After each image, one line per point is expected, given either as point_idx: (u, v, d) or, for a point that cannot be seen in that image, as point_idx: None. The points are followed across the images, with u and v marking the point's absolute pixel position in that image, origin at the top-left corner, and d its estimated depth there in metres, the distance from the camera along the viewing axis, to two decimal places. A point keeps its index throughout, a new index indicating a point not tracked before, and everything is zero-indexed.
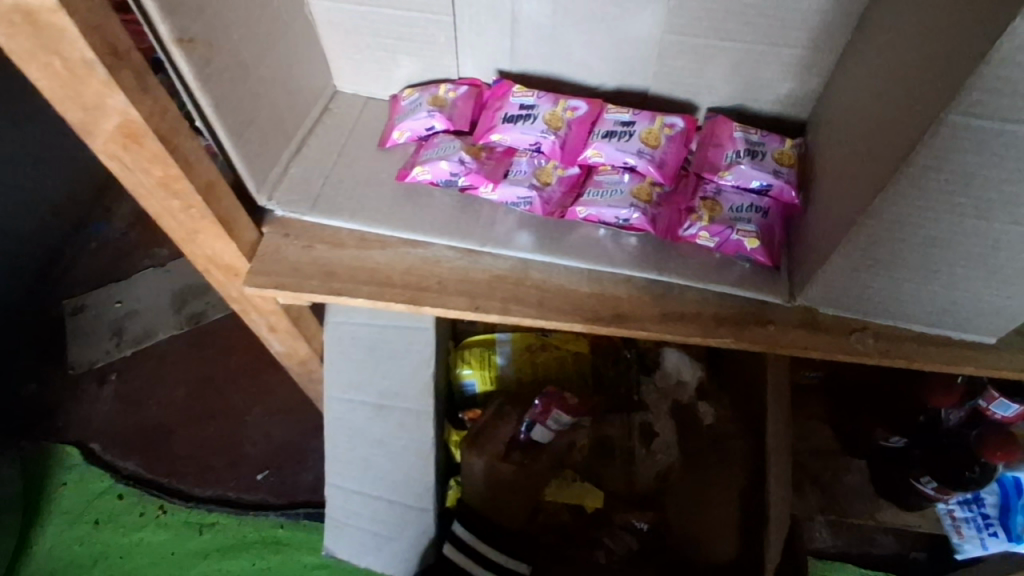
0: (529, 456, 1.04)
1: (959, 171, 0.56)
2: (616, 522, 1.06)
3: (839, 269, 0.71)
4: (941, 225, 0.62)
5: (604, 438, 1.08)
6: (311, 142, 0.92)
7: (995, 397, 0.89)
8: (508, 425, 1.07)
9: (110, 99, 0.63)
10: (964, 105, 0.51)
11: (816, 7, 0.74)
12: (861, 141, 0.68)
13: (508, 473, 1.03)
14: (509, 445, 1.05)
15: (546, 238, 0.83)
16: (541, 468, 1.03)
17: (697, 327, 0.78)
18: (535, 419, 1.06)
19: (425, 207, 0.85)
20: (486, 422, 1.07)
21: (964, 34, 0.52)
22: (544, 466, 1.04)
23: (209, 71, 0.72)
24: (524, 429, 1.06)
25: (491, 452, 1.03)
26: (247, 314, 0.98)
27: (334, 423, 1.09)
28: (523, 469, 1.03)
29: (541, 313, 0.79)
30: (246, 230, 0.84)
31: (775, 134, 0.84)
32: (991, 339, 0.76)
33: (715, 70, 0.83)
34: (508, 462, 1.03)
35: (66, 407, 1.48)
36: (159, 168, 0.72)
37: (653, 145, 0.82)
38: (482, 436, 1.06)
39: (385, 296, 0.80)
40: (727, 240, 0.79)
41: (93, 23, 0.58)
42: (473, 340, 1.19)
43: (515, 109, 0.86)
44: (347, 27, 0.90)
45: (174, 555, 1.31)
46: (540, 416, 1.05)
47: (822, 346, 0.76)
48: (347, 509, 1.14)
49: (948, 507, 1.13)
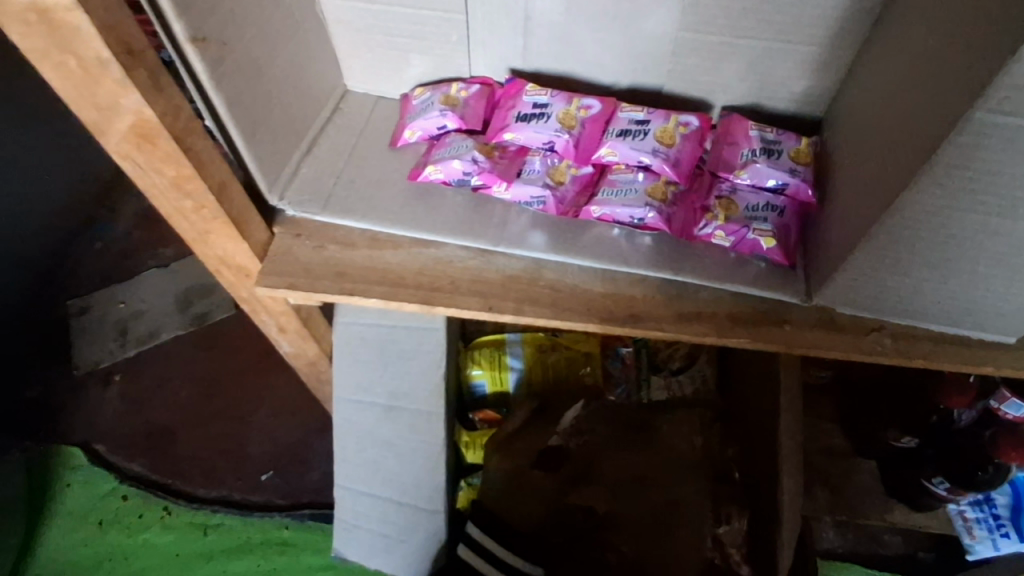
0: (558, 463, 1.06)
1: (983, 169, 0.56)
2: (622, 519, 1.02)
3: (857, 269, 0.71)
4: (963, 224, 0.61)
5: (618, 433, 1.07)
6: (321, 142, 0.91)
7: (1007, 397, 0.87)
8: (535, 429, 1.09)
9: (124, 99, 0.63)
10: (991, 102, 0.50)
11: (832, 5, 0.74)
12: (881, 141, 0.67)
13: (536, 479, 1.05)
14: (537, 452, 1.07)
15: (560, 238, 0.82)
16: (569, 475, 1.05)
17: (712, 327, 0.77)
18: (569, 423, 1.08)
19: (437, 207, 0.85)
20: (514, 430, 1.09)
21: (988, 31, 0.52)
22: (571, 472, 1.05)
23: (222, 70, 0.71)
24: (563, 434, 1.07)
25: (513, 459, 1.06)
26: (256, 314, 0.97)
27: (343, 424, 1.08)
28: (552, 476, 1.05)
29: (555, 314, 0.78)
30: (257, 230, 0.83)
31: (790, 133, 0.83)
32: (1010, 338, 0.75)
33: (729, 68, 0.83)
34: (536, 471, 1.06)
35: (70, 408, 1.47)
36: (172, 168, 0.71)
37: (668, 144, 0.82)
38: (511, 444, 1.08)
39: (398, 296, 0.80)
40: (744, 239, 0.79)
41: (109, 22, 0.57)
42: (483, 341, 1.20)
43: (528, 108, 0.85)
44: (357, 26, 0.89)
45: (179, 556, 1.31)
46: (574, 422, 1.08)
47: (838, 346, 0.76)
48: (355, 511, 1.13)
49: (960, 507, 1.12)
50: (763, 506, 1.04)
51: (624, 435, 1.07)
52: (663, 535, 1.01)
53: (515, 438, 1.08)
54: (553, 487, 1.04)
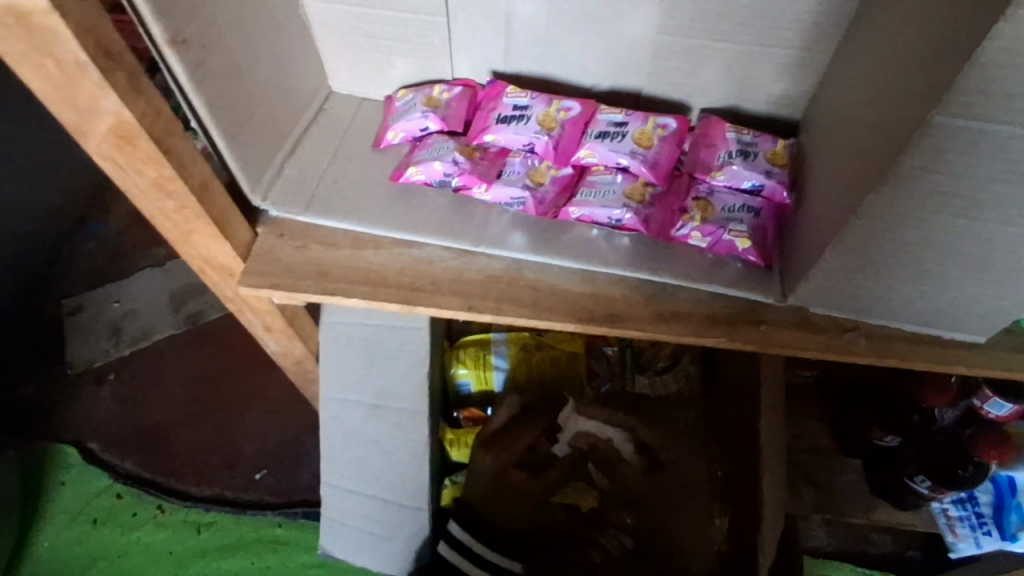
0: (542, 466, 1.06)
1: (948, 172, 0.57)
2: (609, 521, 1.04)
3: (830, 269, 0.71)
4: (931, 225, 0.62)
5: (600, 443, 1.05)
6: (305, 143, 0.92)
7: (990, 397, 0.89)
8: (529, 433, 1.07)
9: (103, 101, 0.64)
10: (950, 106, 0.51)
11: (807, 8, 0.74)
12: (852, 142, 0.68)
13: (519, 480, 1.05)
14: (524, 452, 1.07)
15: (539, 238, 0.83)
16: (552, 479, 1.05)
17: (689, 327, 0.78)
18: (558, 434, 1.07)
19: (419, 207, 0.86)
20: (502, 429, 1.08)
21: (950, 37, 0.52)
22: (555, 477, 1.05)
23: (203, 73, 0.72)
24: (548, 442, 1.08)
25: (501, 457, 1.06)
26: (242, 314, 0.98)
27: (330, 423, 1.09)
28: (537, 479, 1.05)
29: (533, 313, 0.79)
30: (240, 230, 0.84)
31: (767, 135, 0.84)
32: (981, 338, 0.76)
33: (708, 70, 0.83)
34: (520, 470, 1.05)
35: (64, 407, 1.48)
36: (153, 169, 0.72)
37: (646, 145, 0.82)
38: (499, 440, 1.07)
39: (380, 296, 0.81)
40: (720, 240, 0.80)
41: (86, 26, 0.58)
42: (468, 340, 1.21)
43: (508, 109, 0.86)
44: (341, 28, 0.90)
45: (172, 554, 1.32)
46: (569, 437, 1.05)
47: (814, 345, 0.77)
48: (343, 509, 1.14)
49: (943, 506, 1.13)
50: (745, 504, 1.06)
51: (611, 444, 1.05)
52: (649, 537, 1.02)
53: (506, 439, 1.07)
54: (537, 488, 1.05)
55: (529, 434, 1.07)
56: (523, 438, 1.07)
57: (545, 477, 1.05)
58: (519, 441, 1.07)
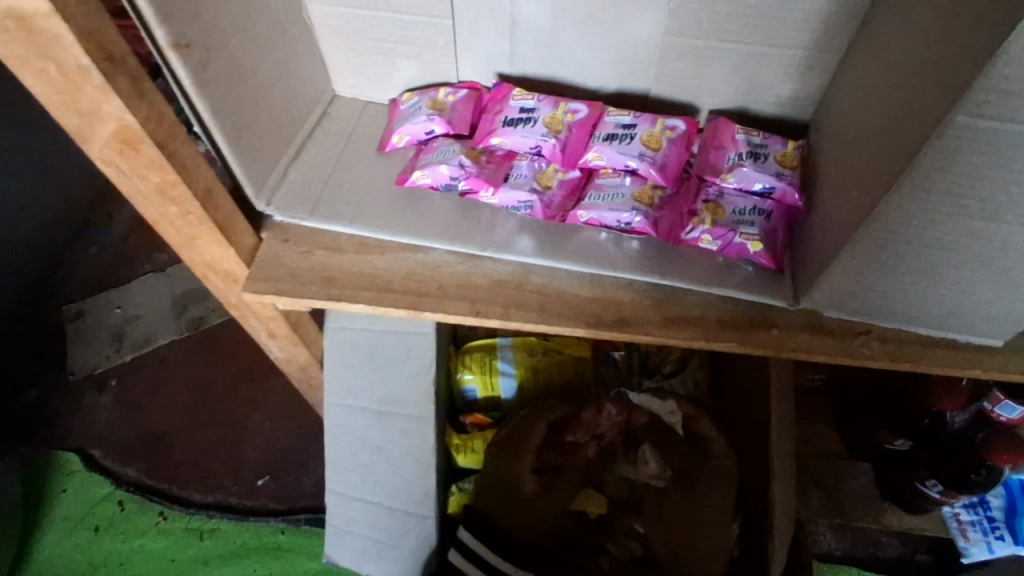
0: (552, 479, 1.03)
1: (964, 172, 0.56)
2: (621, 528, 1.08)
3: (844, 271, 0.70)
4: (945, 228, 0.61)
5: (657, 419, 1.05)
6: (309, 147, 0.91)
7: (1000, 399, 0.87)
8: (538, 430, 1.04)
9: (105, 105, 0.63)
10: (971, 106, 0.50)
11: (817, 8, 0.73)
12: (865, 144, 0.67)
13: (531, 490, 1.02)
14: (540, 466, 1.04)
15: (548, 242, 0.82)
16: (567, 485, 1.04)
17: (701, 331, 0.77)
18: (588, 419, 1.03)
19: (426, 212, 0.85)
20: (518, 428, 1.04)
21: (970, 34, 0.51)
22: (565, 490, 1.03)
23: (206, 76, 0.71)
24: (578, 430, 1.04)
25: (523, 464, 1.02)
26: (246, 320, 0.97)
27: (335, 430, 1.09)
28: (547, 492, 1.02)
29: (542, 318, 0.78)
30: (244, 236, 0.83)
31: (777, 136, 0.84)
32: (998, 342, 0.75)
33: (715, 72, 0.83)
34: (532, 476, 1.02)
35: (66, 414, 1.47)
36: (156, 175, 0.71)
37: (654, 147, 0.82)
38: (519, 446, 1.03)
39: (385, 302, 0.79)
40: (731, 243, 0.79)
41: (88, 29, 0.57)
42: (474, 346, 1.20)
43: (515, 112, 0.85)
44: (344, 31, 0.89)
45: (175, 562, 1.30)
46: (589, 420, 1.03)
47: (827, 349, 0.76)
48: (347, 517, 1.13)
49: (954, 510, 1.12)
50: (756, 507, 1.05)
51: (654, 420, 1.05)
52: (675, 540, 1.00)
53: (525, 441, 1.03)
54: (547, 500, 1.02)
55: (535, 431, 1.04)
56: (533, 433, 1.04)
57: (553, 488, 1.03)
58: (534, 440, 1.03)
